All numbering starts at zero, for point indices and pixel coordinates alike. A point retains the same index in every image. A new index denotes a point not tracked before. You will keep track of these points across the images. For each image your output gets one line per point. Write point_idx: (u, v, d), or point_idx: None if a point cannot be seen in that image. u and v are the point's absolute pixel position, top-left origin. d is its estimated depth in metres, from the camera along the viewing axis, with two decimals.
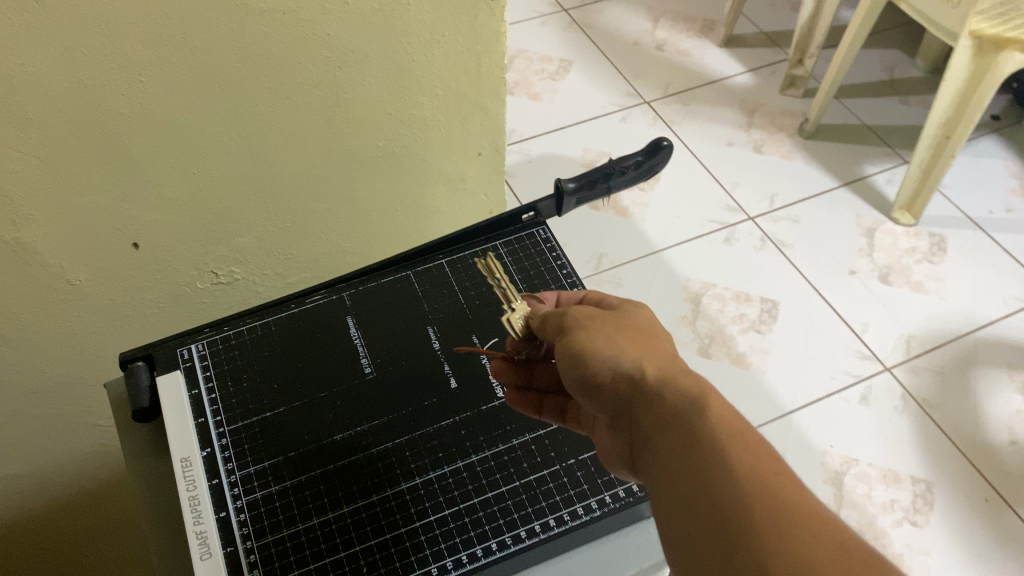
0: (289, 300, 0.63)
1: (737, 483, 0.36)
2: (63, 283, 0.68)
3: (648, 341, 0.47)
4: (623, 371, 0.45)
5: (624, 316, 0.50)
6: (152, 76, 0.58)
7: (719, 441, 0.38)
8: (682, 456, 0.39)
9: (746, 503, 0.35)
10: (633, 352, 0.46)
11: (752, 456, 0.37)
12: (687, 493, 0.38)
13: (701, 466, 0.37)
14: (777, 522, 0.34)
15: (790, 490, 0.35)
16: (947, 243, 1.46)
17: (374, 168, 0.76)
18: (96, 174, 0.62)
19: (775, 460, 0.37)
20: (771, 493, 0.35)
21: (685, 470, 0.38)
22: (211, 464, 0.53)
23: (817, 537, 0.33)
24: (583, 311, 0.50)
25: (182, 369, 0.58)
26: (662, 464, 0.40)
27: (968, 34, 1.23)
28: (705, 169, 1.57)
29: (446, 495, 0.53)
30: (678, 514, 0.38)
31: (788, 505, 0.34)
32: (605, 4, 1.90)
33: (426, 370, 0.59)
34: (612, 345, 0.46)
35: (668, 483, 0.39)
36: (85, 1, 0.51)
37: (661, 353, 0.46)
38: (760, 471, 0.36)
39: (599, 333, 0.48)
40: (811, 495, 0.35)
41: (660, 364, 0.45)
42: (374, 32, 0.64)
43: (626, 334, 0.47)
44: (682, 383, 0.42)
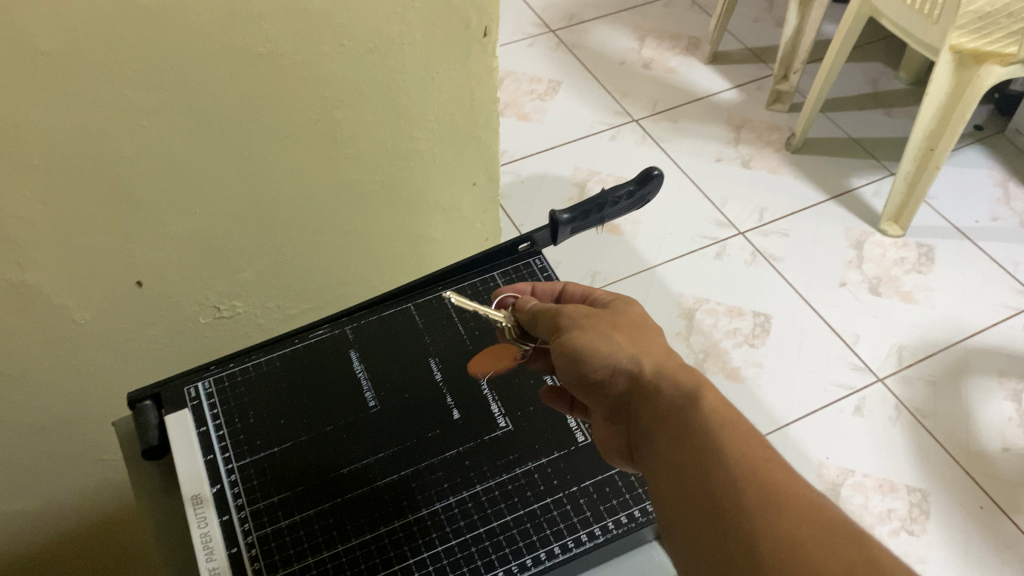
0: (293, 335, 0.64)
1: (723, 460, 0.39)
2: (68, 322, 0.69)
3: (643, 337, 0.51)
4: (620, 366, 0.49)
5: (622, 316, 0.54)
6: (156, 120, 0.59)
7: (708, 425, 0.41)
8: (675, 439, 0.43)
9: (731, 477, 0.38)
10: (630, 348, 0.50)
11: (739, 437, 0.40)
12: (679, 474, 0.41)
13: (690, 446, 0.41)
14: (756, 492, 0.37)
15: (771, 465, 0.38)
16: (935, 253, 1.48)
17: (372, 201, 0.77)
18: (100, 216, 0.63)
19: (758, 439, 0.40)
20: (752, 467, 0.38)
21: (676, 452, 0.42)
22: (222, 501, 0.54)
23: (793, 506, 0.36)
24: (583, 313, 0.54)
25: (190, 407, 0.59)
26: (659, 449, 0.44)
27: (948, 49, 1.26)
28: (695, 185, 1.59)
29: (453, 525, 0.54)
30: (670, 491, 0.42)
31: (769, 476, 0.38)
32: (592, 23, 1.93)
33: (429, 401, 0.60)
34: (610, 342, 0.51)
35: (661, 464, 0.43)
36: (90, 51, 0.53)
37: (655, 347, 0.50)
38: (742, 448, 0.39)
39: (597, 332, 0.52)
40: (792, 471, 0.39)
41: (653, 357, 0.49)
42: (370, 71, 0.65)
43: (623, 334, 0.51)
44: (674, 375, 0.46)
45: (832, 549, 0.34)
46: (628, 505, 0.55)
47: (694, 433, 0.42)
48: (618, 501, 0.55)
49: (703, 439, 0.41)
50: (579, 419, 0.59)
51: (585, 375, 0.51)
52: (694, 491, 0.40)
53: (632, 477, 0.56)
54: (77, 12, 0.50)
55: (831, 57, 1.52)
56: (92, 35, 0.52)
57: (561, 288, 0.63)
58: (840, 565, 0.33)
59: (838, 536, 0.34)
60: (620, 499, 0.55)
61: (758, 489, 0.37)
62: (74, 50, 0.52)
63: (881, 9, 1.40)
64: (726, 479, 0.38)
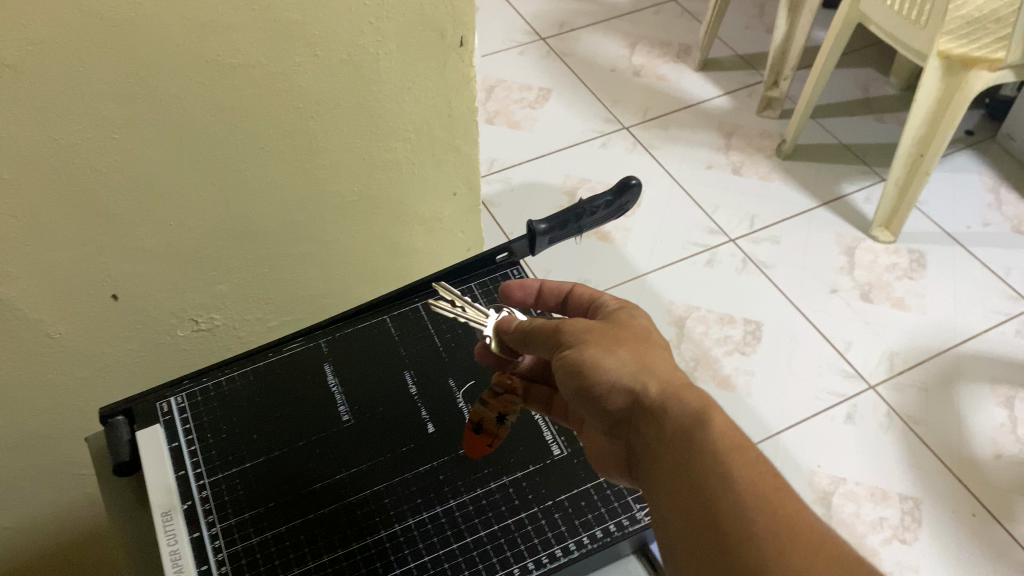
0: (266, 348, 0.64)
1: (742, 500, 0.40)
2: (43, 336, 0.69)
3: (645, 352, 0.51)
4: (623, 386, 0.49)
5: (623, 328, 0.53)
6: (127, 133, 0.59)
7: (723, 460, 0.42)
8: (687, 470, 0.43)
9: (750, 518, 0.39)
10: (633, 366, 0.49)
11: (754, 475, 0.41)
12: (692, 506, 0.42)
13: (703, 481, 0.42)
14: (775, 537, 0.38)
15: (785, 505, 0.39)
16: (926, 259, 1.48)
17: (350, 212, 0.77)
18: (74, 230, 0.63)
19: (773, 477, 0.41)
20: (770, 510, 0.39)
21: (688, 483, 0.43)
22: (192, 517, 0.53)
23: (814, 550, 0.37)
24: (582, 325, 0.53)
25: (162, 422, 0.58)
26: (668, 476, 0.44)
27: (937, 54, 1.26)
28: (685, 192, 1.59)
29: (426, 541, 0.53)
30: (683, 522, 0.43)
31: (788, 519, 0.39)
32: (583, 31, 1.93)
33: (404, 415, 0.60)
34: (614, 359, 0.50)
35: (672, 491, 0.44)
36: (56, 65, 0.52)
37: (659, 363, 0.50)
38: (759, 488, 0.40)
39: (599, 346, 0.51)
40: (807, 510, 0.40)
41: (659, 377, 0.49)
42: (344, 81, 0.65)
43: (626, 350, 0.51)
44: (682, 399, 0.47)
45: None
46: (603, 519, 0.54)
47: (708, 467, 0.42)
48: (593, 516, 0.55)
49: (718, 478, 0.41)
50: (555, 432, 0.59)
51: (587, 393, 0.51)
52: (709, 528, 0.41)
53: (607, 490, 0.56)
54: (41, 24, 0.50)
55: (820, 64, 1.51)
56: (58, 48, 0.51)
57: (570, 289, 0.63)
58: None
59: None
60: (595, 513, 0.55)
61: (777, 534, 0.38)
62: (41, 64, 0.52)
63: (869, 15, 1.39)
64: (746, 521, 0.39)
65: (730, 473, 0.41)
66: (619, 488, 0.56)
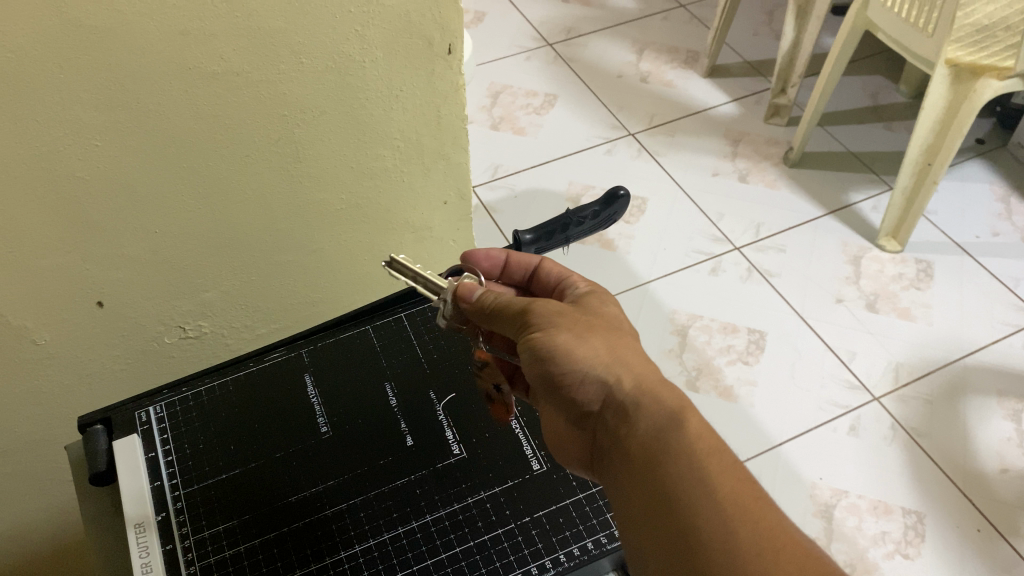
0: (248, 358, 0.64)
1: (717, 505, 0.41)
2: (28, 343, 0.69)
3: (616, 342, 0.52)
4: (596, 376, 0.50)
5: (594, 317, 0.54)
6: (110, 140, 0.58)
7: (698, 461, 0.43)
8: (659, 468, 0.44)
9: (724, 523, 0.40)
10: (606, 357, 0.50)
11: (730, 479, 0.42)
12: (663, 505, 0.43)
13: (678, 482, 0.43)
14: (754, 544, 0.39)
15: (761, 512, 0.41)
16: (934, 269, 1.46)
17: (338, 220, 0.76)
18: (58, 238, 0.63)
19: (748, 482, 0.42)
20: (747, 517, 0.40)
21: (660, 483, 0.44)
22: (165, 529, 0.53)
23: (793, 560, 0.39)
24: (555, 311, 0.53)
25: (140, 432, 0.58)
26: (638, 472, 0.45)
27: (945, 62, 1.23)
28: (691, 200, 1.57)
29: (400, 556, 0.52)
30: (652, 519, 0.43)
31: (762, 525, 0.40)
32: (589, 38, 1.92)
33: (382, 427, 0.59)
34: (587, 348, 0.50)
35: (642, 488, 0.45)
36: (36, 73, 0.52)
37: (630, 355, 0.51)
38: (736, 493, 0.42)
39: (570, 333, 0.51)
40: (780, 517, 0.41)
41: (631, 370, 0.50)
42: (331, 89, 0.64)
43: (598, 339, 0.51)
44: (656, 395, 0.48)
45: None
46: (581, 536, 0.53)
47: (684, 468, 0.43)
48: (571, 532, 0.54)
49: (694, 480, 0.42)
50: (535, 447, 0.58)
51: (556, 381, 0.51)
52: (681, 529, 0.41)
53: (586, 507, 0.55)
54: (20, 33, 0.49)
55: (828, 71, 1.50)
56: (38, 56, 0.51)
57: (537, 266, 0.66)
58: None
59: None
60: (573, 530, 0.54)
61: (756, 540, 0.39)
62: (20, 71, 0.51)
63: (876, 23, 1.38)
64: (723, 527, 0.40)
65: (707, 476, 0.42)
66: (597, 505, 0.55)
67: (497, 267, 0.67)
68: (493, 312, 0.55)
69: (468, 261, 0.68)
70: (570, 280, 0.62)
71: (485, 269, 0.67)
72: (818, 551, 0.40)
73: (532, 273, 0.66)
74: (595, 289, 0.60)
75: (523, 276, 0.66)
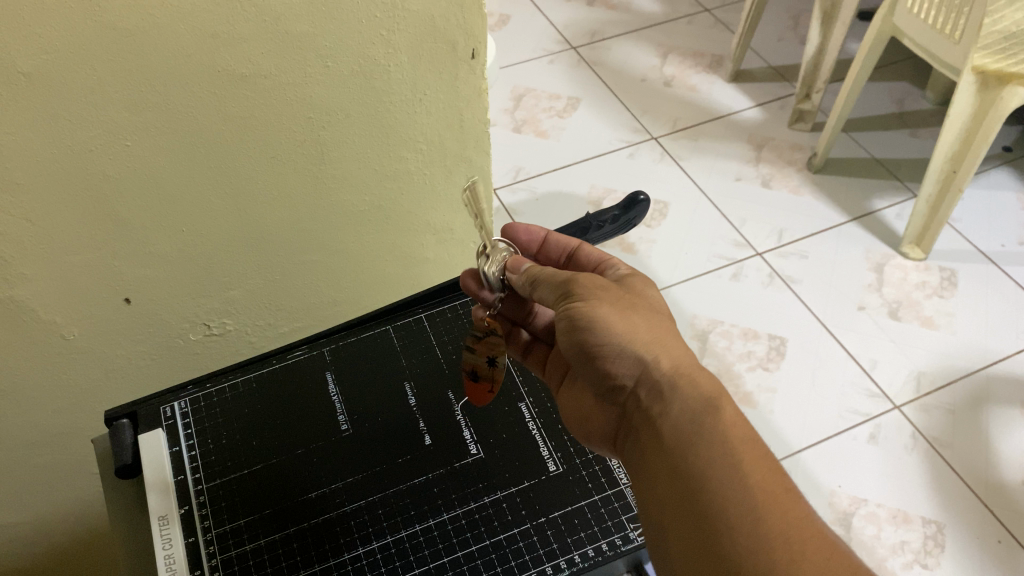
0: (271, 356, 0.65)
1: (748, 494, 0.42)
2: (57, 338, 0.70)
3: (657, 323, 0.52)
4: (633, 353, 0.50)
5: (635, 297, 0.54)
6: (140, 140, 0.60)
7: (733, 448, 0.44)
8: (692, 451, 0.45)
9: (754, 512, 0.41)
10: (646, 335, 0.51)
11: (764, 470, 0.43)
12: (692, 488, 0.44)
13: (709, 466, 0.43)
14: (783, 535, 0.40)
15: (791, 505, 0.41)
16: (958, 277, 1.45)
17: (361, 222, 0.77)
18: (88, 235, 0.64)
19: (779, 475, 0.43)
20: (777, 508, 0.41)
21: (692, 467, 0.44)
22: (188, 522, 0.54)
23: (819, 556, 0.39)
24: (597, 284, 0.54)
25: (164, 427, 0.59)
26: (669, 453, 0.46)
27: (971, 69, 1.22)
28: (713, 205, 1.57)
29: (416, 554, 0.53)
30: (679, 500, 0.44)
31: (792, 519, 0.40)
32: (614, 41, 1.92)
33: (401, 427, 0.60)
34: (628, 324, 0.51)
35: (671, 468, 0.45)
36: (70, 75, 0.53)
37: (669, 338, 0.51)
38: (768, 484, 0.42)
39: (612, 308, 0.52)
40: (811, 513, 0.41)
41: (669, 353, 0.50)
42: (356, 92, 0.65)
43: (639, 317, 0.52)
44: (694, 380, 0.48)
45: None
46: (596, 538, 0.54)
47: (717, 453, 0.44)
48: (586, 534, 0.54)
49: (726, 466, 0.43)
50: (551, 448, 0.59)
51: (591, 353, 0.52)
52: (708, 512, 0.42)
53: (602, 508, 0.55)
54: (56, 35, 0.51)
55: (853, 77, 1.49)
56: (72, 58, 0.52)
57: (574, 248, 0.67)
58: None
59: None
60: (588, 532, 0.54)
61: (784, 533, 0.40)
62: (54, 72, 0.52)
63: (903, 29, 1.37)
64: (752, 516, 0.41)
65: (739, 464, 0.43)
66: (613, 507, 0.56)
67: (535, 242, 0.69)
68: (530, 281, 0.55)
69: (509, 234, 0.70)
70: (610, 260, 0.63)
71: (523, 243, 0.69)
72: (844, 547, 0.40)
73: (569, 255, 0.67)
74: (636, 271, 0.60)
75: (560, 257, 0.68)
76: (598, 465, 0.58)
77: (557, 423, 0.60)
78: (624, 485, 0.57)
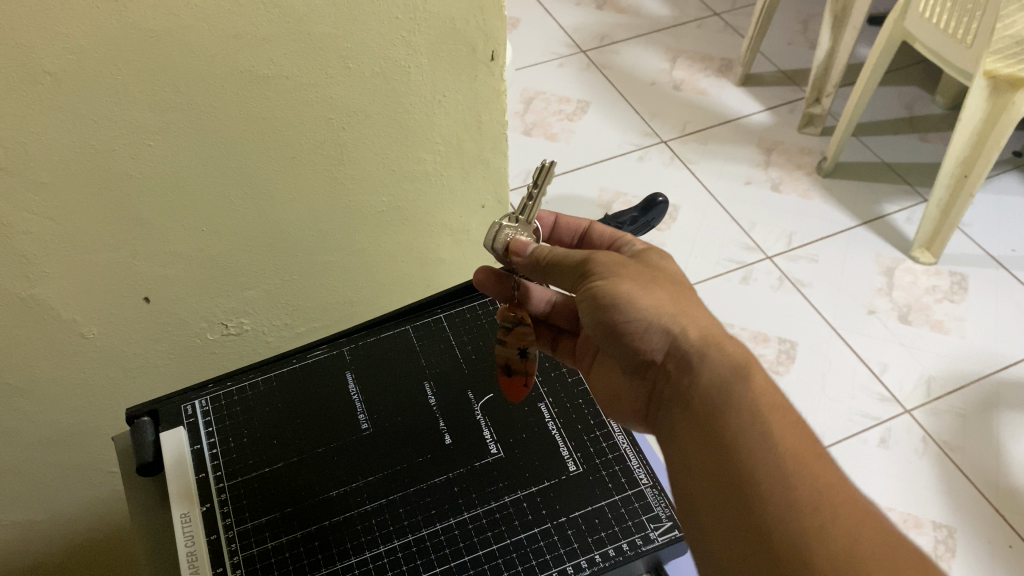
0: (291, 355, 0.65)
1: (781, 462, 0.42)
2: (76, 336, 0.71)
3: (681, 296, 0.53)
4: (660, 325, 0.51)
5: (658, 271, 0.55)
6: (162, 141, 0.60)
7: (764, 417, 0.44)
8: (724, 420, 0.45)
9: (787, 479, 0.41)
10: (671, 307, 0.51)
11: (796, 438, 0.43)
12: (724, 458, 0.44)
13: (742, 435, 0.44)
14: (815, 498, 0.40)
15: (824, 470, 0.42)
16: (968, 281, 1.45)
17: (379, 223, 0.78)
18: (108, 234, 0.64)
19: (810, 440, 0.43)
20: (810, 474, 0.41)
21: (724, 436, 0.45)
22: (209, 520, 0.55)
23: (855, 519, 0.39)
24: (616, 261, 0.55)
25: (186, 425, 0.60)
26: (701, 425, 0.47)
27: (982, 74, 1.22)
28: (723, 209, 1.57)
29: (437, 553, 0.53)
30: (712, 469, 0.45)
31: (825, 485, 0.41)
32: (623, 45, 1.93)
33: (422, 426, 0.60)
34: (652, 298, 0.52)
35: (704, 438, 0.46)
36: (95, 74, 0.53)
37: (694, 308, 0.52)
38: (799, 450, 0.42)
39: (635, 283, 0.52)
40: (845, 479, 0.42)
41: (696, 322, 0.51)
42: (376, 94, 0.65)
43: (663, 290, 0.53)
44: (722, 347, 0.49)
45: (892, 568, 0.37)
46: (617, 538, 0.54)
47: (747, 421, 0.44)
48: (607, 534, 0.54)
49: (757, 433, 0.43)
50: (571, 448, 0.59)
51: (618, 329, 0.53)
52: (741, 480, 0.43)
53: (622, 508, 0.55)
54: (82, 35, 0.51)
55: (863, 81, 1.49)
56: (98, 58, 0.53)
57: (587, 228, 0.67)
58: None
59: (893, 552, 0.38)
60: (609, 531, 0.54)
61: (815, 496, 0.40)
62: (80, 71, 0.53)
63: (914, 33, 1.37)
64: (786, 484, 0.41)
65: (770, 431, 0.43)
66: (635, 507, 0.55)
67: (547, 227, 0.69)
68: (548, 264, 0.56)
69: None
70: (625, 239, 0.63)
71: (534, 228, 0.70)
72: (879, 508, 0.41)
73: (581, 236, 0.68)
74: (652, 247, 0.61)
75: (573, 239, 0.68)
76: (618, 465, 0.58)
77: (577, 423, 0.60)
78: (644, 485, 0.57)
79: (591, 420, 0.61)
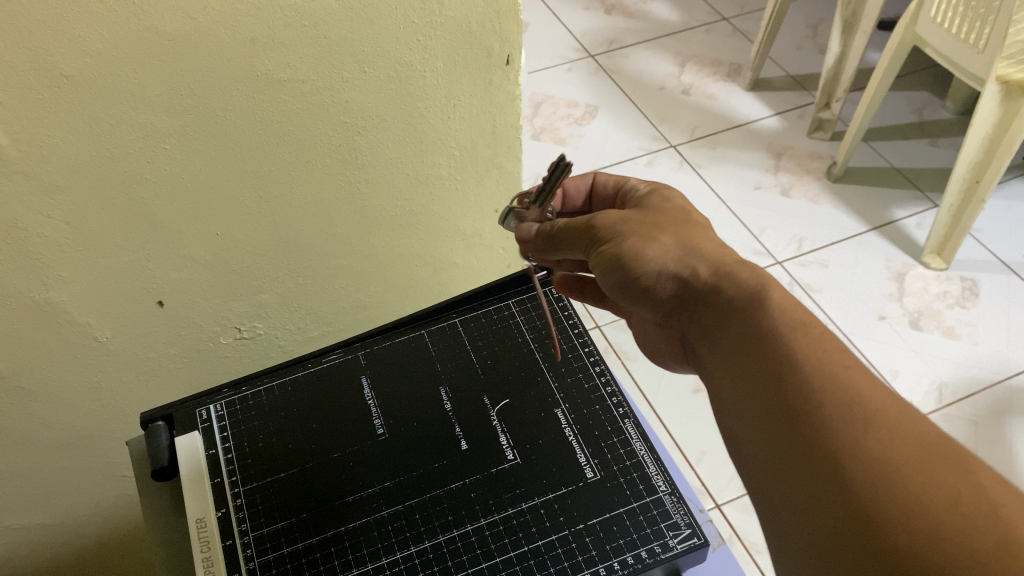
0: (306, 359, 0.65)
1: (804, 377, 0.41)
2: (90, 339, 0.71)
3: (688, 236, 0.53)
4: (670, 271, 0.51)
5: (664, 214, 0.56)
6: (177, 144, 0.60)
7: (785, 336, 0.43)
8: (748, 350, 0.44)
9: (813, 395, 0.40)
10: (678, 252, 0.52)
11: (820, 352, 0.41)
12: (752, 390, 0.43)
13: (767, 362, 0.43)
14: (844, 411, 0.38)
15: (854, 379, 0.40)
16: (979, 287, 1.44)
17: (393, 227, 0.78)
18: (123, 237, 0.64)
19: (838, 354, 0.41)
20: (836, 384, 0.39)
21: (750, 367, 0.44)
22: (225, 525, 0.54)
23: (887, 421, 0.37)
24: (617, 219, 0.55)
25: (200, 429, 0.60)
26: (728, 360, 0.46)
27: (995, 79, 1.22)
28: (733, 213, 1.57)
29: (454, 559, 0.53)
30: (743, 404, 0.44)
31: (853, 393, 0.39)
32: (632, 49, 1.93)
33: (438, 431, 0.60)
34: (658, 247, 0.52)
35: (733, 370, 0.45)
36: (112, 78, 0.53)
37: (705, 245, 0.52)
38: (825, 366, 0.40)
39: (639, 236, 0.53)
40: (876, 384, 0.40)
41: (707, 259, 0.51)
42: (391, 97, 0.65)
43: (669, 235, 0.53)
44: (735, 277, 0.48)
45: (932, 475, 0.35)
46: (635, 545, 0.53)
47: (770, 350, 0.43)
48: (625, 541, 0.54)
49: (779, 360, 0.42)
50: (589, 455, 0.58)
51: (633, 282, 0.53)
52: (772, 411, 0.41)
53: (640, 516, 0.55)
54: (101, 39, 0.51)
55: (874, 86, 1.49)
56: (115, 61, 0.52)
57: (592, 183, 0.67)
58: (943, 495, 0.34)
59: (931, 455, 0.36)
60: (628, 539, 0.54)
61: (843, 409, 0.38)
62: (98, 75, 0.53)
63: (925, 38, 1.37)
64: (813, 400, 0.39)
65: (794, 354, 0.42)
66: (653, 515, 0.55)
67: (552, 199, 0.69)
68: (558, 237, 0.57)
69: None
70: (628, 185, 0.64)
71: None
72: (916, 410, 0.38)
73: (587, 195, 0.68)
74: (655, 190, 0.61)
75: (581, 199, 0.68)
76: (636, 472, 0.57)
77: (593, 429, 0.60)
78: (663, 492, 0.56)
79: (607, 426, 0.60)
